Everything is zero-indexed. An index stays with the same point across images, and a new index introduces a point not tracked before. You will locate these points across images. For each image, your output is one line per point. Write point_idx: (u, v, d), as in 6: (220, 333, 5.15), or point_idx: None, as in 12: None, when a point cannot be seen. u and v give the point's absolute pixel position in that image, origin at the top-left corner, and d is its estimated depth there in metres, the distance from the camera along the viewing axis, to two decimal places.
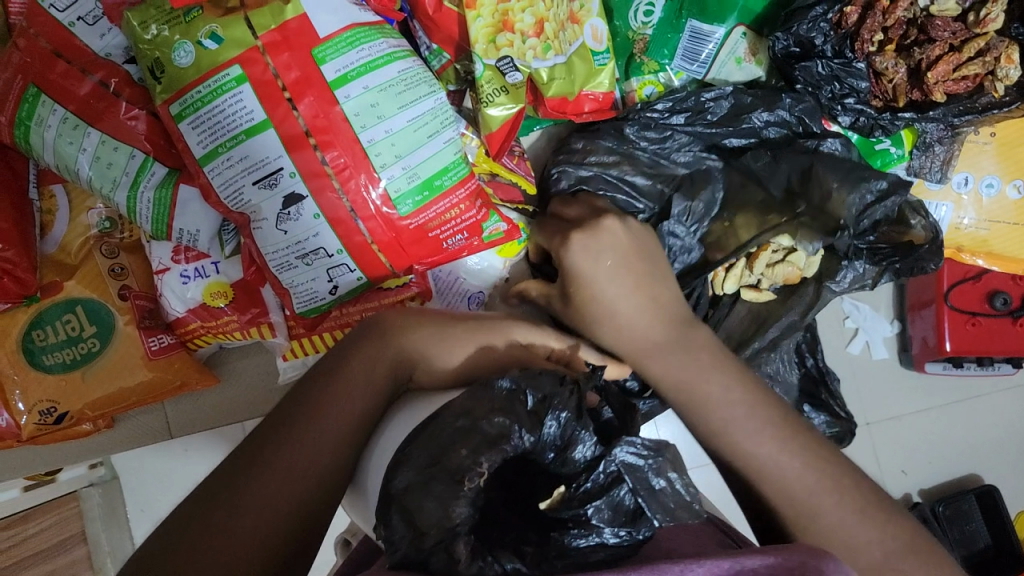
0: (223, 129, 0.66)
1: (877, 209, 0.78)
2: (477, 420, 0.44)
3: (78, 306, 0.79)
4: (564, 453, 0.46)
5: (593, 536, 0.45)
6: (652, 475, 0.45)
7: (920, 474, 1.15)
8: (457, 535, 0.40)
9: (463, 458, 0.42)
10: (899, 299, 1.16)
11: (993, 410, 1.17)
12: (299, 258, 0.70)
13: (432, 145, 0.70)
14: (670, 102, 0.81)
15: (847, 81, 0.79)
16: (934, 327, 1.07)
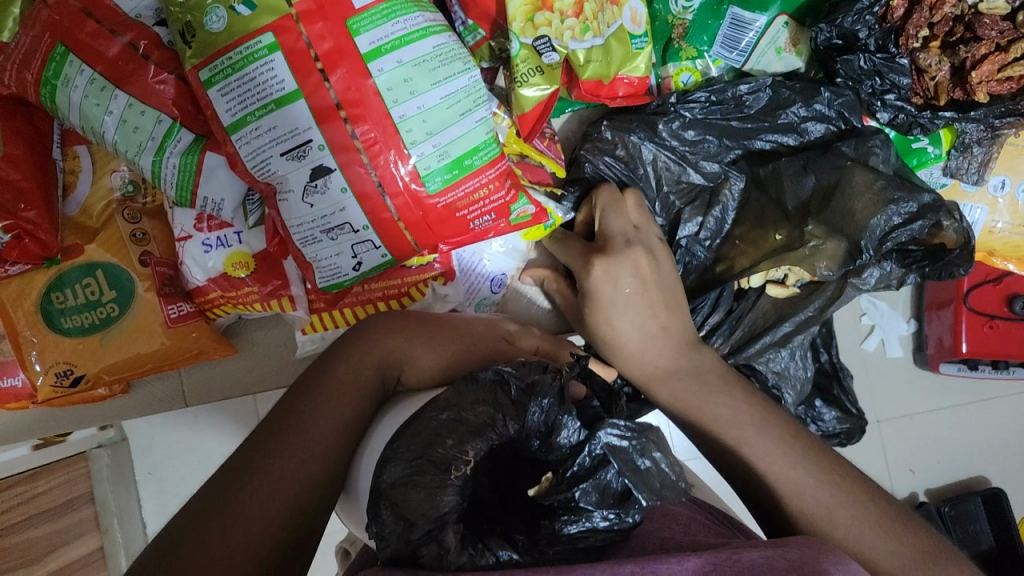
0: (253, 98, 0.65)
1: (901, 232, 0.74)
2: (461, 411, 0.48)
3: (99, 268, 0.78)
4: (548, 438, 0.49)
5: (583, 522, 0.45)
6: (635, 455, 0.47)
7: (930, 472, 1.15)
8: (444, 524, 0.43)
9: (449, 448, 0.45)
10: (918, 299, 1.16)
11: (1007, 414, 1.16)
12: (324, 232, 0.69)
13: (463, 124, 0.68)
14: (709, 92, 0.79)
15: (889, 76, 0.77)
16: (951, 329, 1.07)
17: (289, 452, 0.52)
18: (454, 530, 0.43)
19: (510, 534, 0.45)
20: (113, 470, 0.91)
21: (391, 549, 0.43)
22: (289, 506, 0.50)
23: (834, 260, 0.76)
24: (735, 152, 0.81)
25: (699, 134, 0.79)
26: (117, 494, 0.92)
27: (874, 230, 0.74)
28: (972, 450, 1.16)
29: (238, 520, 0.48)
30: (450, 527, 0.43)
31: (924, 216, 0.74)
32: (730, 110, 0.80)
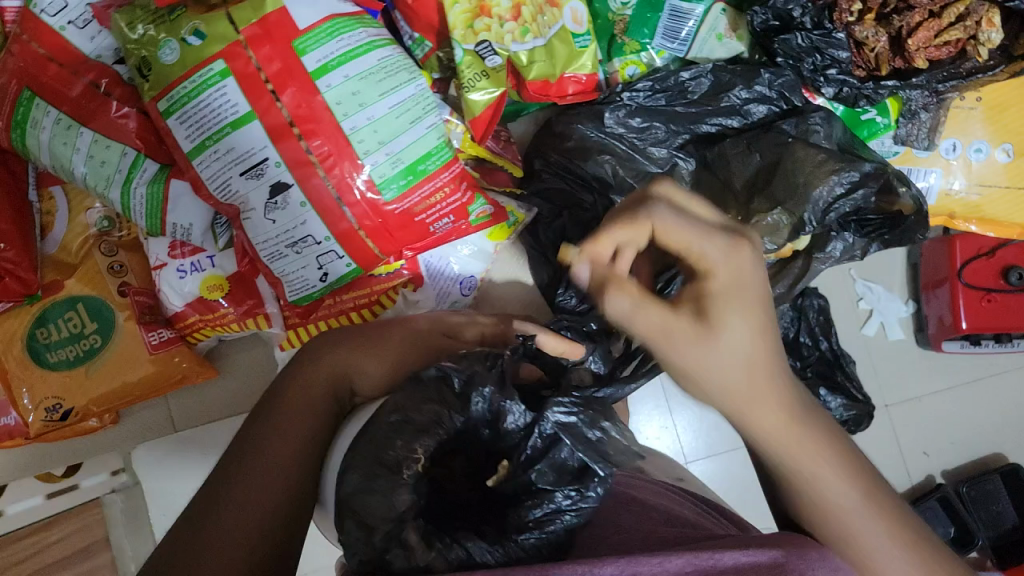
0: (210, 123, 0.67)
1: (841, 205, 0.76)
2: (408, 412, 0.48)
3: (79, 303, 0.81)
4: (496, 425, 0.52)
5: (548, 504, 0.50)
6: (585, 428, 0.53)
7: (944, 454, 1.13)
8: (404, 523, 0.44)
9: (398, 449, 0.46)
10: (913, 278, 1.14)
11: (1011, 389, 1.15)
12: (288, 246, 0.71)
13: (414, 131, 0.71)
14: (651, 78, 0.83)
15: (829, 51, 0.79)
16: (950, 307, 1.05)
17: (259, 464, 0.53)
18: (413, 527, 0.44)
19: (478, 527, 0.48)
20: (127, 515, 0.87)
21: (357, 557, 0.44)
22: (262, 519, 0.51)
23: (777, 233, 0.77)
24: (684, 136, 0.83)
25: (649, 124, 0.82)
26: (131, 538, 0.86)
27: (817, 204, 0.76)
28: (994, 430, 1.13)
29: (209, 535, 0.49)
30: (409, 526, 0.44)
31: (864, 186, 0.76)
32: (674, 96, 0.83)
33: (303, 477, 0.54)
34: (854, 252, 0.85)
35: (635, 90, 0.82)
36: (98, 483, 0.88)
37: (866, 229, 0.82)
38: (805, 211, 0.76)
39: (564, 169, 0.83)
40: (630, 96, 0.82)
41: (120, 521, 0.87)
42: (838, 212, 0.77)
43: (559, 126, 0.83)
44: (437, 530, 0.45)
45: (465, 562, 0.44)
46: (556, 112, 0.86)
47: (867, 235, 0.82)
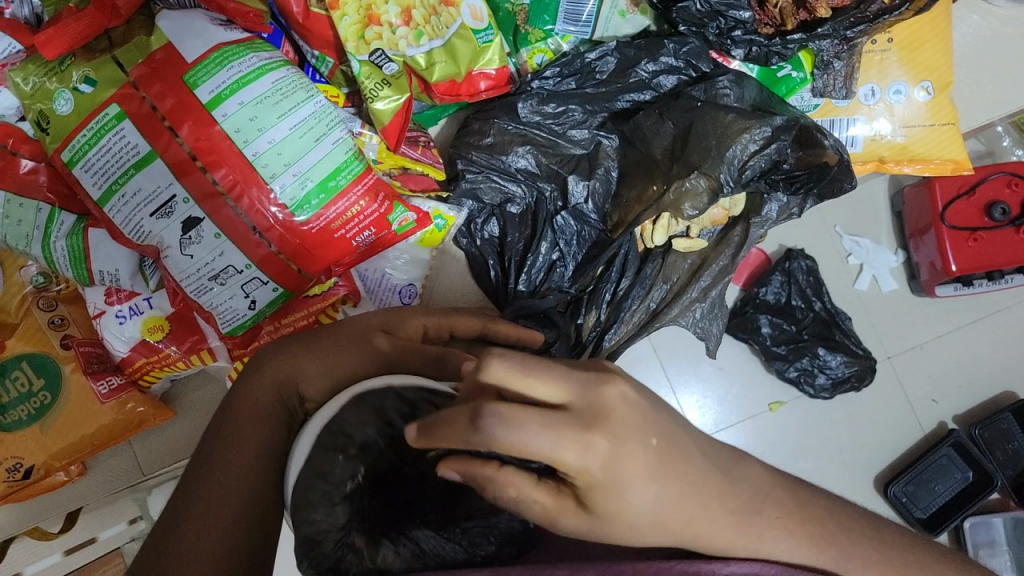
0: (114, 167, 0.68)
1: (758, 158, 0.77)
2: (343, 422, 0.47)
3: (23, 361, 0.82)
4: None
5: None
6: None
7: (953, 399, 1.18)
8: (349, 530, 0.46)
9: (339, 463, 0.46)
10: (899, 226, 1.19)
11: (1010, 326, 1.19)
12: (211, 279, 0.71)
13: (320, 148, 0.71)
14: (560, 67, 0.83)
15: (729, 13, 0.78)
16: (938, 252, 1.09)
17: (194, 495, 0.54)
18: (360, 531, 0.47)
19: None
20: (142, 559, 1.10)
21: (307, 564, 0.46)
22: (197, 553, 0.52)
23: (697, 198, 0.77)
24: (602, 114, 0.84)
25: (562, 107, 0.82)
26: None
27: (732, 164, 0.76)
28: (986, 373, 1.19)
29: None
30: (356, 531, 0.47)
31: (781, 136, 0.77)
32: (583, 78, 0.83)
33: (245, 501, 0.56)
34: (793, 208, 0.84)
35: (542, 77, 0.82)
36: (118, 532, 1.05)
37: (794, 186, 0.81)
38: (722, 171, 0.76)
39: (487, 165, 0.83)
40: (539, 82, 0.82)
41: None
42: (757, 164, 0.78)
43: (475, 123, 0.83)
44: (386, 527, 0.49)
45: (418, 555, 0.48)
46: (473, 109, 0.86)
47: (797, 191, 0.82)
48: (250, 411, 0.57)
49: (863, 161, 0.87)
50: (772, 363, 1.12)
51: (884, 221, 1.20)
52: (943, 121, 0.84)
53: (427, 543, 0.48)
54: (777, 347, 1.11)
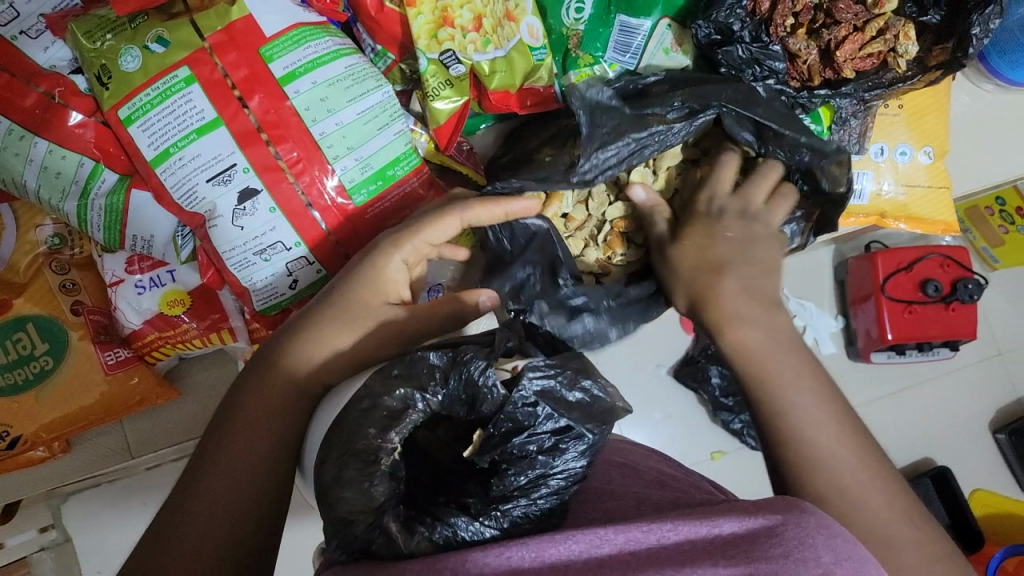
0: (174, 129, 0.67)
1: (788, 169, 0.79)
2: (377, 398, 0.51)
3: (28, 323, 0.78)
4: (474, 406, 0.53)
5: (529, 472, 0.55)
6: (565, 391, 0.54)
7: (913, 457, 1.20)
8: (382, 513, 0.49)
9: (372, 437, 0.50)
10: (841, 294, 1.21)
11: (974, 387, 1.22)
12: (256, 253, 0.71)
13: (383, 137, 0.72)
14: (590, 111, 0.71)
15: (766, 62, 0.84)
16: (875, 320, 1.11)
17: (233, 461, 0.57)
18: (393, 516, 0.49)
19: (462, 501, 0.54)
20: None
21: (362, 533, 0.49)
22: (235, 511, 0.55)
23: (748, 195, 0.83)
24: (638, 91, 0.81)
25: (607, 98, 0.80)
26: None
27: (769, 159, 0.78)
28: (948, 435, 1.21)
29: (189, 533, 0.54)
30: (389, 515, 0.49)
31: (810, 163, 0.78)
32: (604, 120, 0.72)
33: (273, 469, 0.58)
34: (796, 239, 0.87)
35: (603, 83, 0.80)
36: (25, 540, 0.97)
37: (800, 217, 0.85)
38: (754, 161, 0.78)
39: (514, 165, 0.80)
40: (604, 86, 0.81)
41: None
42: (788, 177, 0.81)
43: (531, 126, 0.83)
44: (418, 513, 0.52)
45: (449, 541, 0.50)
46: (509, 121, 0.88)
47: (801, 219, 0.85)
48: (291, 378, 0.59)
49: (867, 212, 0.95)
50: (718, 413, 1.15)
51: (826, 285, 1.21)
52: (940, 184, 0.94)
53: (465, 530, 0.51)
54: (725, 398, 1.13)
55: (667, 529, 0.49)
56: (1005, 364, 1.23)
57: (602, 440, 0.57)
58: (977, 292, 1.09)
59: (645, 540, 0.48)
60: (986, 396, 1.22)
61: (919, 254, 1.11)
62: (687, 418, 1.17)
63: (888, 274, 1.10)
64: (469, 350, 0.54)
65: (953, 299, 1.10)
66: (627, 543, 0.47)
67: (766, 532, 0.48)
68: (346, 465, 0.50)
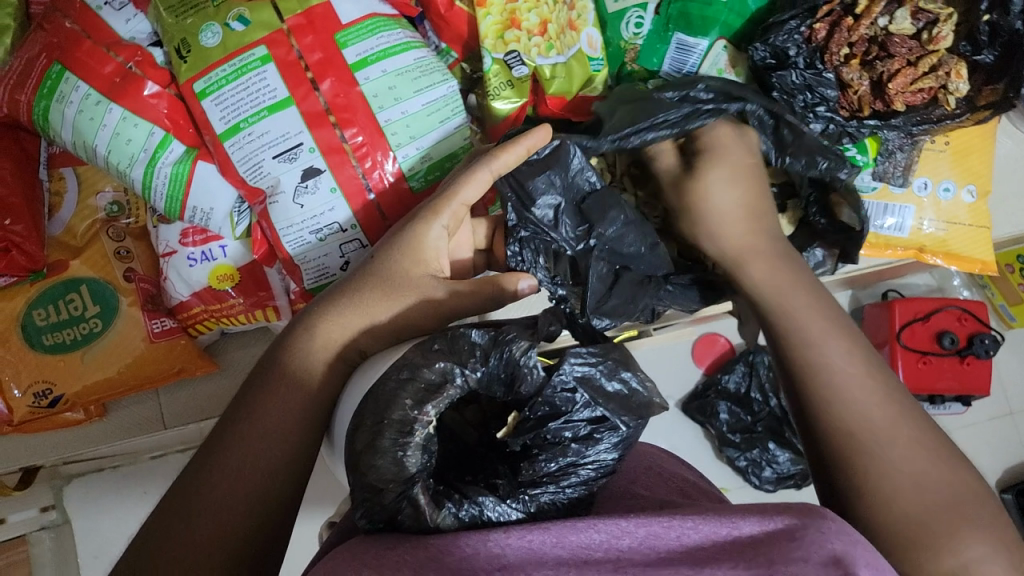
0: (246, 105, 0.69)
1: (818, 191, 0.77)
2: (415, 368, 0.49)
3: (81, 285, 0.80)
4: (512, 387, 0.50)
5: (561, 459, 0.51)
6: (604, 379, 0.52)
7: None
8: (412, 484, 0.46)
9: (407, 407, 0.47)
10: None
11: (994, 438, 1.22)
12: (312, 232, 0.73)
13: (443, 129, 0.74)
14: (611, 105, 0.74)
15: (818, 89, 0.87)
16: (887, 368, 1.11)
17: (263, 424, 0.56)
18: (422, 487, 0.46)
19: (491, 482, 0.51)
20: (55, 553, 1.08)
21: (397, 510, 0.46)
22: (273, 481, 0.55)
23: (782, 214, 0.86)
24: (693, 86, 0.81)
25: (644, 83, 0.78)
26: None
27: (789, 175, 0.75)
28: None
29: (226, 496, 0.53)
30: (418, 486, 0.46)
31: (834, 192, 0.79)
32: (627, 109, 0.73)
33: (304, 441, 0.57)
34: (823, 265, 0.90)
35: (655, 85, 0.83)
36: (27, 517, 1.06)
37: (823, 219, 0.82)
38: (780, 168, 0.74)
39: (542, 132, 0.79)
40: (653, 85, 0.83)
41: (47, 561, 1.07)
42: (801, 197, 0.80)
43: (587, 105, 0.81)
44: (446, 489, 0.49)
45: (474, 520, 0.48)
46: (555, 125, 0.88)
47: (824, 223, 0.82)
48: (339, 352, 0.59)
49: (905, 246, 0.97)
50: (724, 449, 1.12)
51: None
52: (981, 224, 0.96)
53: (491, 510, 0.48)
54: (732, 434, 1.11)
55: (687, 526, 0.43)
56: (1016, 424, 1.22)
57: (637, 434, 0.53)
58: (993, 348, 1.08)
59: (667, 538, 0.42)
60: (995, 453, 1.21)
61: (938, 305, 1.11)
62: (694, 452, 1.15)
63: (906, 321, 1.10)
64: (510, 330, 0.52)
65: (967, 354, 1.09)
66: (648, 537, 0.42)
67: (784, 533, 0.42)
68: (380, 434, 0.47)
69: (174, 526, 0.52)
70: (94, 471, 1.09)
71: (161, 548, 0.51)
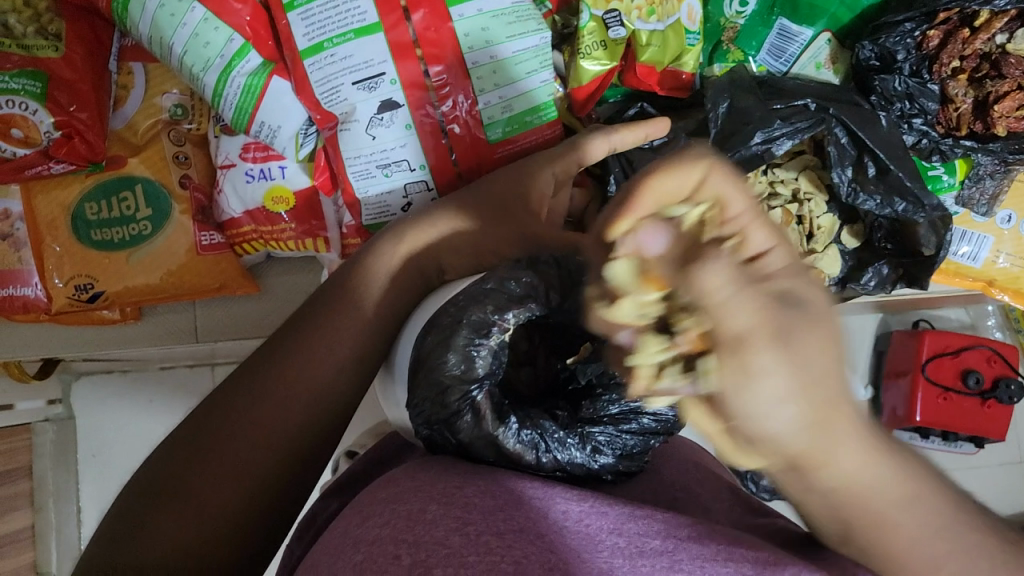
0: (334, 25, 0.66)
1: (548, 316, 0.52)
2: (501, 281, 0.48)
3: (136, 184, 0.79)
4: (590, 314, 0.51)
5: (621, 403, 0.52)
6: None
7: None
8: (474, 384, 0.47)
9: (487, 311, 0.47)
10: (876, 365, 1.16)
11: (1014, 480, 1.20)
12: (380, 166, 0.70)
13: (529, 82, 0.70)
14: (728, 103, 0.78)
15: (919, 100, 0.82)
16: (906, 399, 1.08)
17: (321, 341, 0.54)
18: (487, 395, 0.47)
19: (552, 411, 0.52)
20: (54, 444, 1.11)
21: (463, 433, 0.47)
22: (315, 410, 0.53)
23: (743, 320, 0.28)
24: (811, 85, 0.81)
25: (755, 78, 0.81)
26: (54, 472, 1.11)
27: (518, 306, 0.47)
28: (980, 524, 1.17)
29: (268, 420, 0.52)
30: (482, 389, 0.47)
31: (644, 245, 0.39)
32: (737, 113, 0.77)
33: (357, 372, 0.55)
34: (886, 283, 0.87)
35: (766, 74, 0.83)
36: (34, 408, 1.08)
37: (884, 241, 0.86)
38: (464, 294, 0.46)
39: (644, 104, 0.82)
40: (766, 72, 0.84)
41: (48, 451, 1.10)
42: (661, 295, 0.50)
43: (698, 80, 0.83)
44: (513, 407, 0.50)
45: (535, 444, 0.48)
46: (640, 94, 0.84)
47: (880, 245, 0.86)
48: (401, 284, 0.58)
49: (974, 277, 0.94)
50: None
51: (863, 355, 1.16)
52: None
53: (552, 438, 0.49)
54: None
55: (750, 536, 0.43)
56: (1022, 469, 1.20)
57: None
58: (1019, 396, 1.05)
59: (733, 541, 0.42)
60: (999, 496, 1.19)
61: (969, 345, 1.07)
62: None
63: (933, 355, 1.06)
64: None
65: (990, 398, 1.06)
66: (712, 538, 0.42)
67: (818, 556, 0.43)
68: (456, 331, 0.46)
69: (215, 425, 0.51)
70: (102, 373, 1.14)
71: (202, 448, 0.50)
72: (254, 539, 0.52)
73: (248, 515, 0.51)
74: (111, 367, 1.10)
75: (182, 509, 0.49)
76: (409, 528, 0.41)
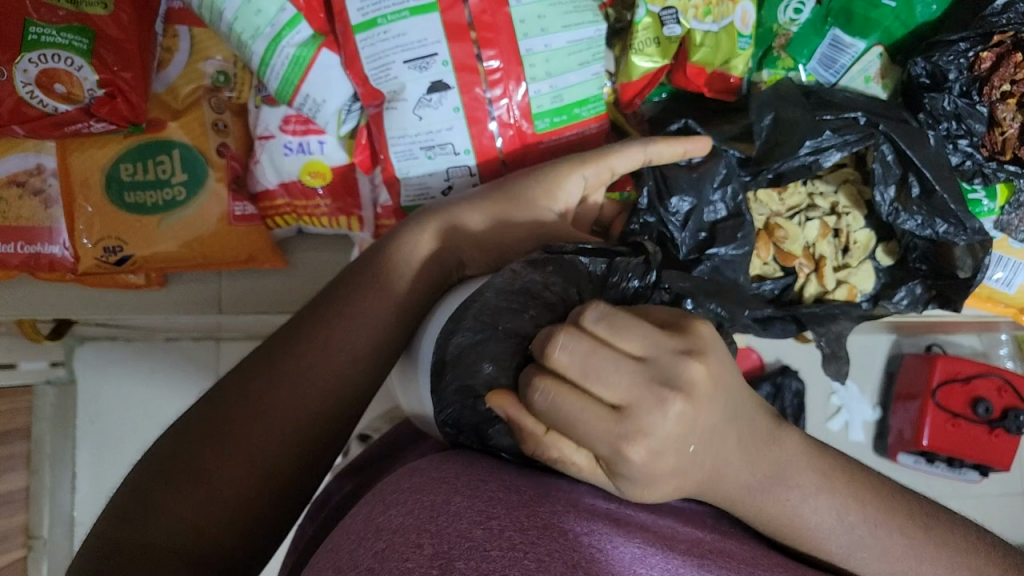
0: (389, 1, 0.65)
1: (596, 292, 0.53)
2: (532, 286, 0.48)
3: (173, 149, 0.79)
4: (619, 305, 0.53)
5: None
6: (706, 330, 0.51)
7: None
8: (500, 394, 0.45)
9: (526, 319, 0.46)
10: (887, 385, 1.15)
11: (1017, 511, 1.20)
12: (423, 148, 0.69)
13: (581, 73, 0.70)
14: (775, 115, 0.77)
15: (967, 121, 0.81)
16: (914, 422, 1.06)
17: (360, 314, 0.54)
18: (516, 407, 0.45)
19: None
20: (55, 407, 1.10)
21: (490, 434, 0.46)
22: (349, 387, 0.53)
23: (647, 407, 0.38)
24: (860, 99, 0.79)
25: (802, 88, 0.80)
26: (53, 435, 1.10)
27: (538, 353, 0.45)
28: None
29: (302, 393, 0.51)
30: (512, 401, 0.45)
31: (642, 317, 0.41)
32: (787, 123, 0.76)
33: (391, 350, 0.55)
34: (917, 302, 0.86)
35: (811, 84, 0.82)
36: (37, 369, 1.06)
37: (916, 260, 0.84)
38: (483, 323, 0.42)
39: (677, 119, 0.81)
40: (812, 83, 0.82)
41: (47, 415, 1.09)
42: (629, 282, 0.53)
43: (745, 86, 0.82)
44: None
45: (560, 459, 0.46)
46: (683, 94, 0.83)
47: (914, 265, 0.85)
48: (441, 266, 0.57)
49: (1007, 303, 0.95)
50: None
51: (873, 374, 1.15)
52: None
53: None
54: None
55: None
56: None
57: None
58: None
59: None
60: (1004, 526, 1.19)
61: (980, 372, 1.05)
62: None
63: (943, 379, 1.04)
64: (625, 265, 0.53)
65: (999, 426, 1.04)
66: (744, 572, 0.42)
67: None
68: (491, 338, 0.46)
69: (253, 390, 0.51)
70: (106, 340, 1.12)
71: (237, 413, 0.50)
72: (284, 505, 0.51)
73: (280, 481, 0.51)
74: (116, 335, 1.09)
75: (208, 480, 0.48)
76: (432, 518, 0.40)
